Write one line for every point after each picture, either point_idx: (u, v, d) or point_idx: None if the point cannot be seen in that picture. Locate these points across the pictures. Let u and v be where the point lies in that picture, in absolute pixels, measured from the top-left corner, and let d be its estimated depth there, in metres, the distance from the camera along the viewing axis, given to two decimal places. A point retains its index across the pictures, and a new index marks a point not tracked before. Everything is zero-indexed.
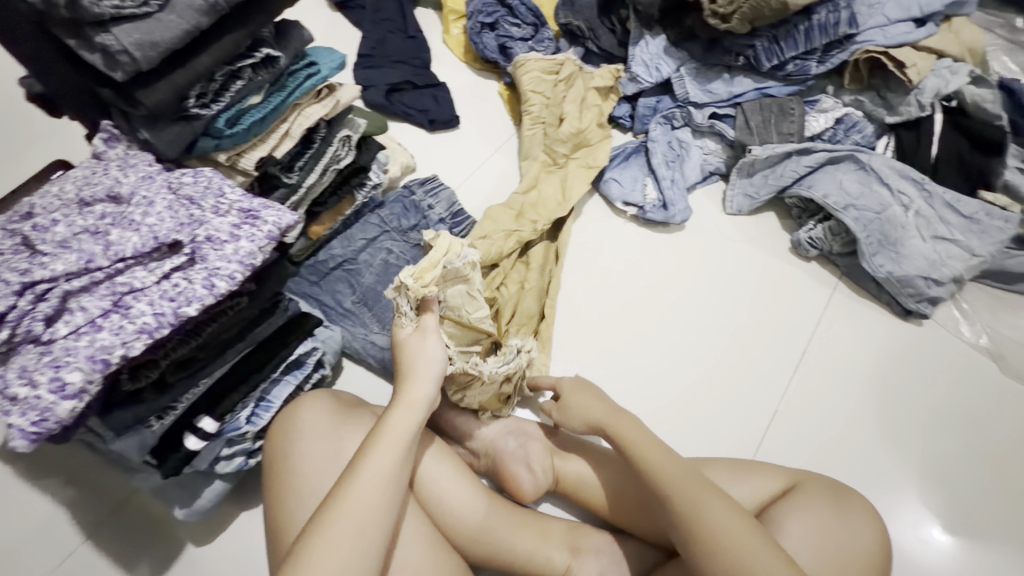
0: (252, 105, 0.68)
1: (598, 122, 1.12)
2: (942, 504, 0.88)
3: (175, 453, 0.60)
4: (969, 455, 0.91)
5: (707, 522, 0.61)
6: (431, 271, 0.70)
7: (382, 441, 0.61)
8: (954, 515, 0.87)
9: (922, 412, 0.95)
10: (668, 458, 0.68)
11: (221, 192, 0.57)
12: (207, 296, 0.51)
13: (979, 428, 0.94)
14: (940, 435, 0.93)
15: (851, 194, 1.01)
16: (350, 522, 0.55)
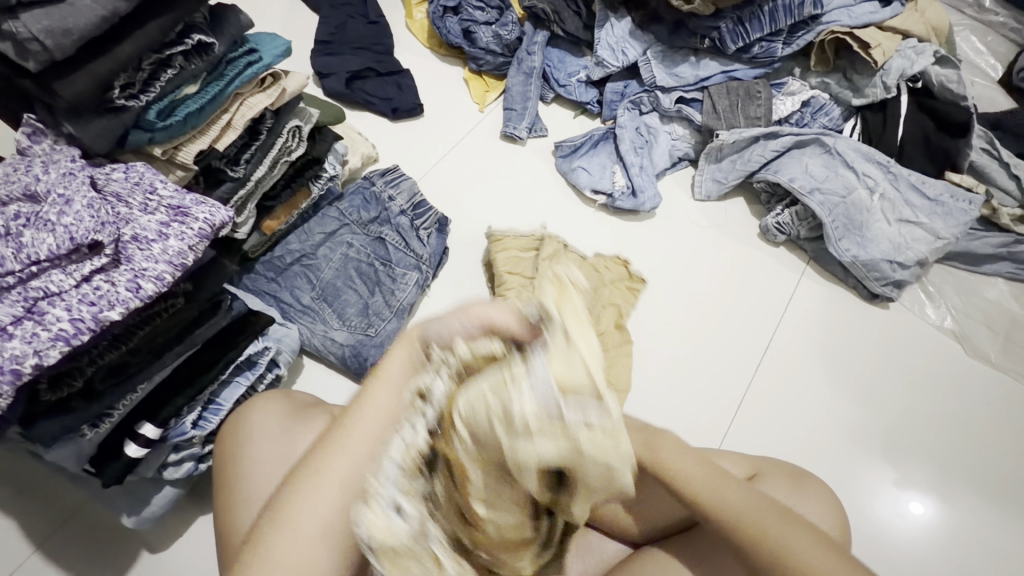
0: (187, 95, 0.65)
1: (615, 323, 0.93)
2: (921, 479, 0.89)
3: (116, 461, 0.58)
4: (945, 430, 0.93)
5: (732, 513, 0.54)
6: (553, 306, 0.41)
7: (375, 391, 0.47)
8: (926, 489, 0.88)
9: (901, 391, 0.96)
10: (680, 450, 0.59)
11: (151, 189, 0.55)
12: (131, 299, 0.49)
13: (956, 404, 0.95)
14: (918, 413, 0.94)
15: (817, 178, 1.00)
16: (327, 491, 0.44)
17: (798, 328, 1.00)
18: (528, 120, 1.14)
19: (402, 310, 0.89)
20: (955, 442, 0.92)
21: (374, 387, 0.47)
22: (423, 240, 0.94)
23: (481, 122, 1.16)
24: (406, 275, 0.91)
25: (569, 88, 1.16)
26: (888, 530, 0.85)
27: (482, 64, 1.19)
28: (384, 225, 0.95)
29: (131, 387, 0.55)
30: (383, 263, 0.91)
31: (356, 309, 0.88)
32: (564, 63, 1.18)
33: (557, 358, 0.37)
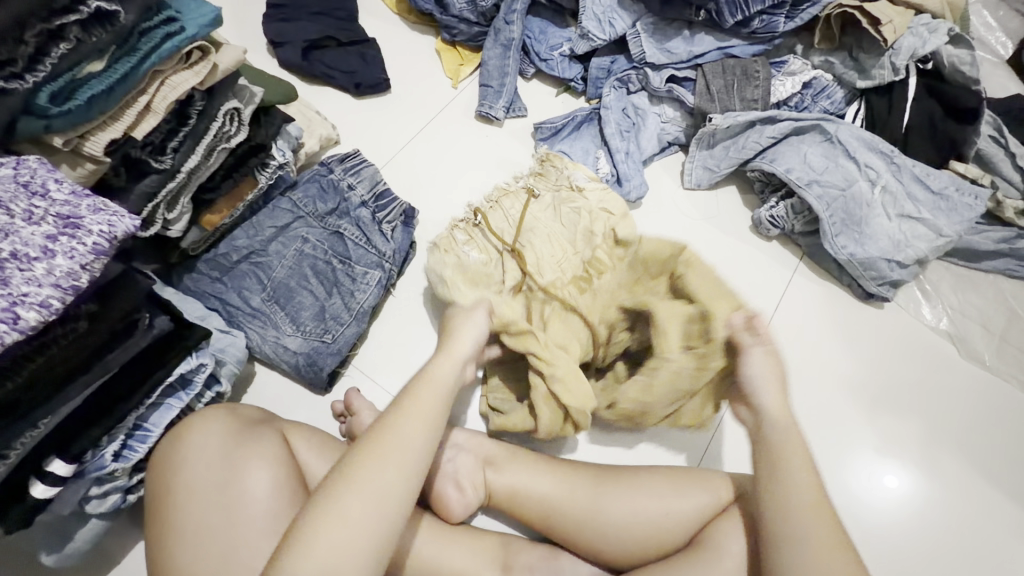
0: (89, 73, 0.55)
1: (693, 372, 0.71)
2: (907, 453, 0.88)
3: (18, 504, 0.51)
4: (948, 406, 0.91)
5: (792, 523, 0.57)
6: (545, 172, 0.90)
7: (419, 391, 0.58)
8: (908, 465, 0.87)
9: (903, 367, 0.93)
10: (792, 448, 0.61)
11: (40, 191, 0.46)
12: (8, 332, 0.41)
13: (963, 382, 0.93)
14: (920, 388, 0.92)
15: (815, 169, 0.93)
16: (392, 454, 0.52)
17: (796, 315, 0.96)
18: (505, 99, 1.04)
19: (363, 314, 0.81)
20: (956, 421, 0.90)
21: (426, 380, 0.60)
22: (387, 235, 0.85)
23: (455, 100, 1.06)
24: (368, 274, 0.83)
25: (551, 63, 1.06)
26: (861, 506, 0.84)
27: (455, 34, 1.08)
28: (343, 217, 0.86)
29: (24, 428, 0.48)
30: (343, 260, 0.83)
31: (312, 313, 0.80)
32: (546, 34, 1.07)
33: (550, 175, 0.90)
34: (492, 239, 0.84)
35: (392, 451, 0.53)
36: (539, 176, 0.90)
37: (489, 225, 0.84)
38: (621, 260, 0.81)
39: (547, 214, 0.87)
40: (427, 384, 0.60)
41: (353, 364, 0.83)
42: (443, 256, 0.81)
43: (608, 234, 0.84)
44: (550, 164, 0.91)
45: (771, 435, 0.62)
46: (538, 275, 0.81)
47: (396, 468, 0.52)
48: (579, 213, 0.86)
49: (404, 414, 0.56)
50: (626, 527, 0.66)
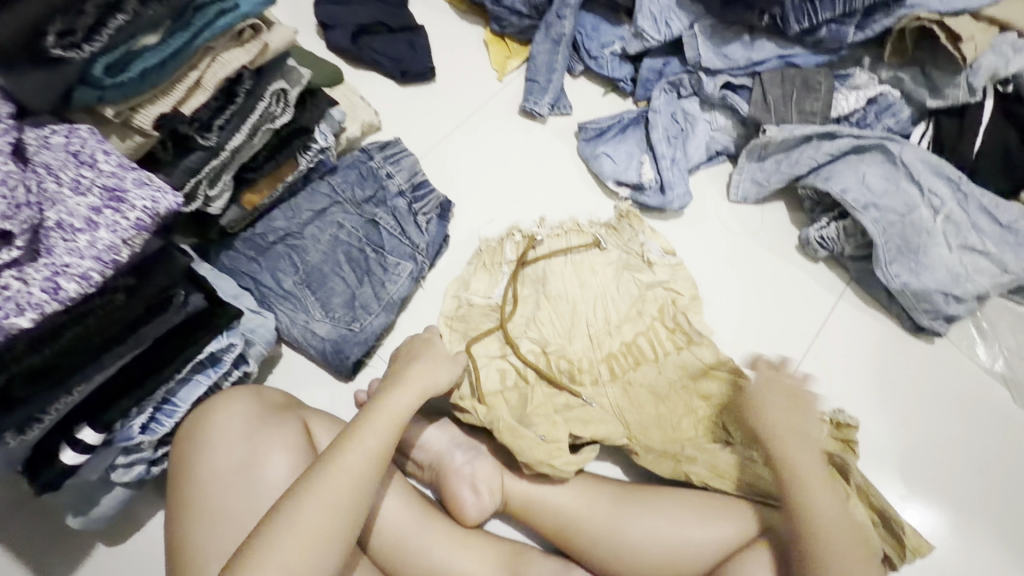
0: (144, 47, 0.55)
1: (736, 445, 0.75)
2: (938, 497, 0.83)
3: (49, 468, 0.52)
4: (989, 469, 0.84)
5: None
6: (621, 230, 0.92)
7: (372, 424, 0.59)
8: (939, 505, 0.83)
9: (947, 415, 0.87)
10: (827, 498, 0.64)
11: (89, 161, 0.47)
12: (48, 302, 0.41)
13: (1018, 447, 0.86)
14: (964, 438, 0.86)
15: (874, 191, 0.87)
16: (344, 473, 0.55)
17: (841, 341, 0.91)
18: (551, 95, 1.02)
19: (392, 305, 0.81)
20: (998, 480, 0.84)
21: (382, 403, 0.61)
22: (421, 227, 0.85)
23: (499, 94, 1.04)
24: (400, 265, 0.82)
25: (601, 62, 1.03)
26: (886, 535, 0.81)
27: (505, 26, 1.07)
28: (379, 206, 0.85)
29: (56, 397, 0.48)
30: (376, 250, 0.82)
31: (342, 300, 0.80)
32: (598, 31, 1.04)
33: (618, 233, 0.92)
34: (550, 248, 0.88)
35: (332, 490, 0.54)
36: (617, 233, 0.92)
37: (545, 249, 0.88)
38: (668, 321, 0.85)
39: (610, 252, 0.89)
40: (374, 416, 0.60)
41: (377, 355, 0.82)
42: (482, 265, 0.86)
43: (664, 294, 0.87)
44: (632, 222, 0.92)
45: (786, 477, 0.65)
46: (580, 295, 0.85)
47: (334, 508, 0.53)
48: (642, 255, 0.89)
49: (346, 450, 0.56)
50: (648, 552, 0.64)
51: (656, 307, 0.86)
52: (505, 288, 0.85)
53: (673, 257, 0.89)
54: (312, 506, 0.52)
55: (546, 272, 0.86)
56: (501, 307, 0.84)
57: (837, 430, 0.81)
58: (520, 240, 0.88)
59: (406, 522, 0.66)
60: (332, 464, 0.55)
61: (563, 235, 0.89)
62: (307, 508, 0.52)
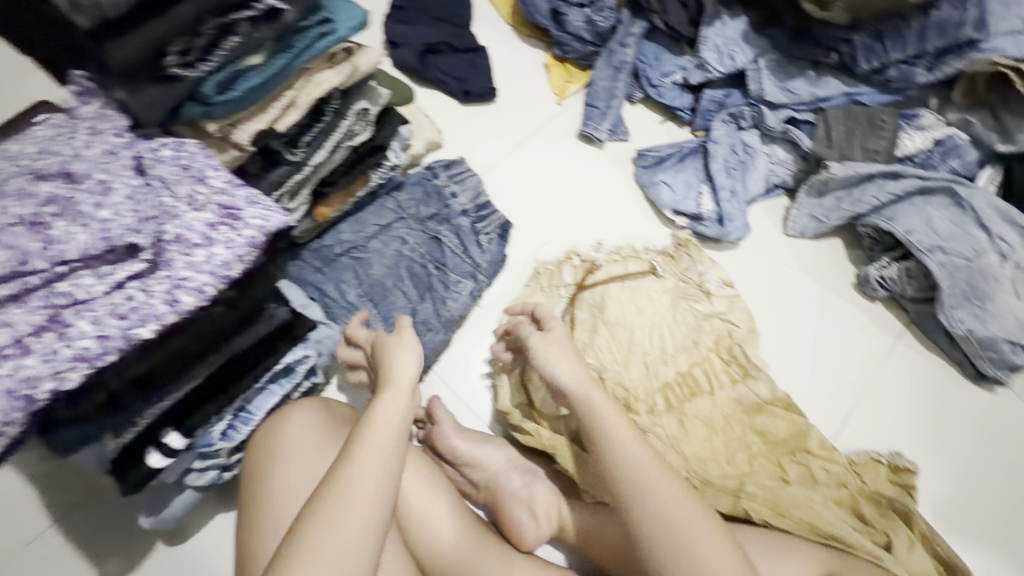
0: (250, 66, 0.56)
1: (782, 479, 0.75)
2: (997, 543, 0.81)
3: (135, 470, 0.53)
4: None
5: (677, 512, 0.60)
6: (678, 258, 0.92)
7: (372, 433, 0.56)
8: (999, 551, 0.80)
9: (966, 447, 0.86)
10: (628, 439, 0.63)
11: (200, 177, 0.48)
12: (167, 314, 0.42)
13: None
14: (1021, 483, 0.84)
15: (941, 234, 0.86)
16: (365, 484, 0.53)
17: (898, 382, 0.89)
18: (610, 121, 1.03)
19: (451, 323, 0.82)
20: None
21: (378, 409, 0.58)
22: (483, 247, 0.86)
23: (558, 118, 1.06)
24: (461, 283, 0.83)
25: (661, 90, 1.04)
26: None
27: (567, 51, 1.08)
28: (442, 224, 0.86)
29: (166, 397, 0.51)
30: (438, 266, 0.84)
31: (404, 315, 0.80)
32: (660, 60, 1.05)
33: (674, 261, 0.92)
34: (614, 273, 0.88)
35: (354, 510, 0.51)
36: (673, 261, 0.92)
37: (601, 274, 0.88)
38: (724, 352, 0.84)
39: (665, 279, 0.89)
40: (373, 424, 0.57)
41: (432, 370, 0.83)
42: (540, 291, 0.88)
43: (723, 328, 0.86)
44: (690, 252, 0.92)
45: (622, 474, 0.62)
46: (638, 320, 0.85)
47: (359, 522, 0.51)
48: (696, 284, 0.89)
49: (357, 462, 0.54)
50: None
51: (710, 338, 0.85)
52: (564, 312, 0.86)
53: (731, 289, 0.90)
54: (342, 528, 0.50)
55: (605, 299, 0.86)
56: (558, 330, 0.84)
57: (894, 474, 0.79)
58: (578, 265, 0.90)
59: (456, 546, 0.64)
60: (347, 478, 0.53)
61: (621, 261, 0.90)
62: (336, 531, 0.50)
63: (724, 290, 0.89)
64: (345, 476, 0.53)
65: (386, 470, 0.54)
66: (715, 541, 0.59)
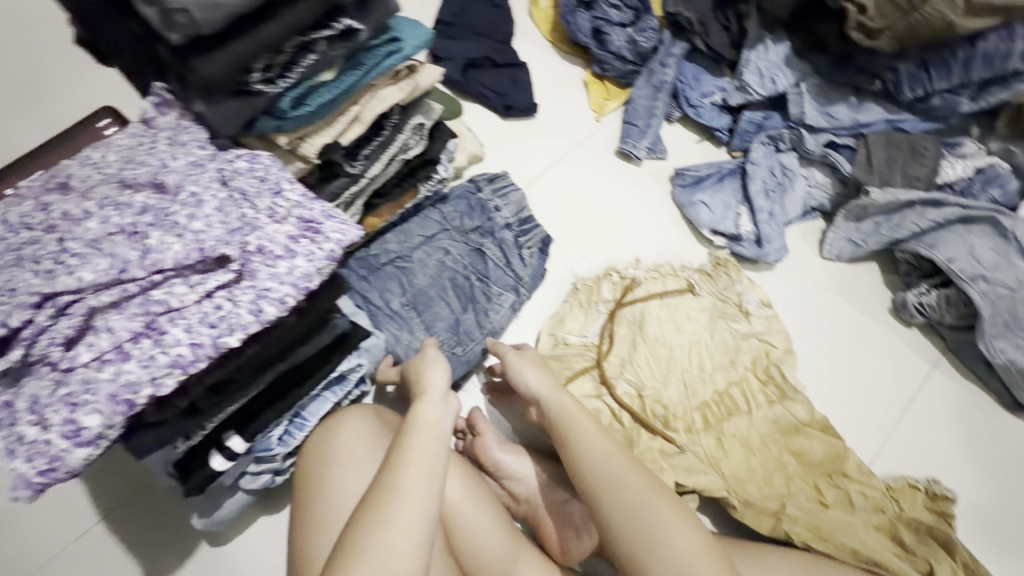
0: (321, 83, 0.58)
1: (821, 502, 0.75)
2: None
3: (199, 471, 0.55)
4: None
5: (632, 495, 0.60)
6: (716, 277, 0.93)
7: (415, 442, 0.57)
8: None
9: (965, 458, 0.86)
10: (585, 429, 0.64)
11: (277, 189, 0.49)
12: (252, 323, 0.43)
13: None
14: None
15: (983, 263, 0.86)
16: (414, 491, 0.53)
17: (934, 407, 0.89)
18: (648, 140, 1.04)
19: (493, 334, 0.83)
20: None
21: (417, 417, 0.60)
22: (525, 259, 0.87)
23: (596, 134, 1.07)
24: (502, 296, 0.84)
25: (699, 110, 1.06)
26: None
27: (607, 70, 1.09)
28: (486, 236, 0.87)
29: (241, 398, 0.51)
30: (479, 277, 0.84)
31: (446, 324, 0.81)
32: (699, 80, 1.06)
33: (712, 280, 0.92)
34: (653, 290, 0.89)
35: (406, 515, 0.52)
36: (711, 281, 0.92)
37: (639, 291, 0.89)
38: (762, 374, 0.84)
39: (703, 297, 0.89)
40: (415, 433, 0.58)
41: (472, 382, 0.84)
42: (578, 306, 0.88)
43: (761, 350, 0.86)
44: (728, 272, 0.93)
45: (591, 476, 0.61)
46: (677, 337, 0.85)
47: (411, 528, 0.51)
48: (734, 304, 0.90)
49: (404, 470, 0.55)
50: None
51: (748, 360, 0.85)
52: (603, 327, 0.87)
53: (769, 309, 0.90)
54: (393, 534, 0.50)
55: (645, 317, 0.86)
56: (597, 346, 0.85)
57: (932, 501, 0.79)
58: (618, 281, 0.91)
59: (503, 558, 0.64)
60: (394, 484, 0.53)
61: (660, 278, 0.90)
62: (390, 536, 0.50)
63: (761, 310, 0.90)
64: (393, 482, 0.54)
65: (431, 476, 0.55)
66: (676, 523, 0.59)
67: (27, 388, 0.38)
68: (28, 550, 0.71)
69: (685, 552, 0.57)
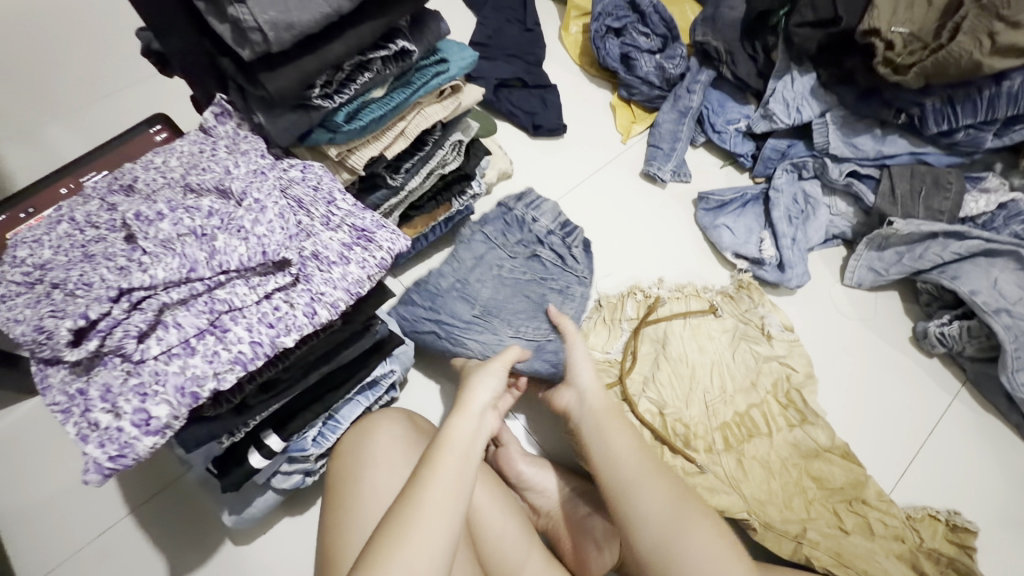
0: (373, 99, 0.61)
1: (839, 526, 0.75)
2: None
3: (237, 467, 0.56)
4: None
5: (654, 497, 0.58)
6: (738, 299, 0.94)
7: (444, 458, 0.52)
8: None
9: (987, 495, 0.85)
10: (619, 432, 0.63)
11: (331, 199, 0.52)
12: (307, 325, 0.45)
13: None
14: None
15: (1007, 297, 0.86)
16: (441, 509, 0.49)
17: (955, 440, 0.89)
18: (673, 163, 1.06)
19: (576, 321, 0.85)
20: None
21: (450, 433, 0.55)
22: (576, 257, 0.90)
23: (621, 156, 1.10)
24: (571, 288, 0.87)
25: (724, 136, 1.08)
26: None
27: (634, 93, 1.13)
28: (533, 246, 0.90)
29: (284, 397, 0.53)
30: (538, 282, 0.87)
31: (526, 317, 0.83)
32: (724, 107, 1.09)
33: (736, 302, 0.94)
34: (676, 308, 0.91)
35: (427, 537, 0.47)
36: (733, 304, 0.93)
37: (660, 312, 0.90)
38: (783, 397, 0.85)
39: (725, 320, 0.91)
40: (447, 449, 0.53)
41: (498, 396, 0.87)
42: (602, 323, 0.90)
43: (782, 372, 0.87)
44: (751, 295, 0.94)
45: (610, 477, 0.60)
46: (699, 356, 0.87)
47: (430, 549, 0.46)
48: (755, 326, 0.91)
49: (431, 485, 0.50)
50: None
51: (770, 385, 0.85)
52: (627, 344, 0.88)
53: (790, 333, 0.91)
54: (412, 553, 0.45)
55: (666, 337, 0.88)
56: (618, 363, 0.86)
57: (952, 533, 0.79)
58: (642, 300, 0.92)
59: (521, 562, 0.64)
60: (417, 500, 0.49)
61: (682, 297, 0.92)
62: (408, 558, 0.45)
63: (784, 335, 0.90)
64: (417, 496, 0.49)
65: (458, 495, 0.50)
66: (699, 527, 0.57)
67: (99, 377, 0.40)
68: (56, 541, 0.72)
69: (709, 558, 0.55)
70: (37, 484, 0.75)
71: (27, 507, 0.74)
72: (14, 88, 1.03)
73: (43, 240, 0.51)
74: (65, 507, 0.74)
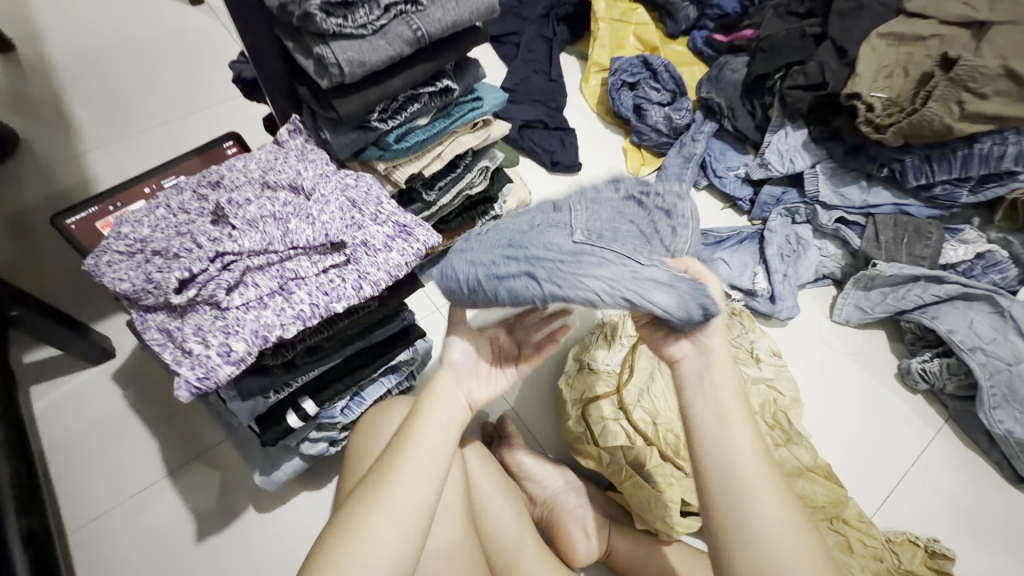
0: (418, 126, 0.74)
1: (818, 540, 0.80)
2: None
3: (276, 425, 0.65)
4: None
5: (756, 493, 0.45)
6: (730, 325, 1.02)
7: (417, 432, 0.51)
8: None
9: (965, 525, 0.89)
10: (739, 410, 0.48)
11: (379, 201, 0.63)
12: (354, 297, 0.56)
13: None
14: None
15: (982, 337, 0.92)
16: (409, 481, 0.48)
17: (936, 472, 0.93)
18: None
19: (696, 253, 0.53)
20: None
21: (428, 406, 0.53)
22: None
23: None
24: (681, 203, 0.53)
25: (725, 180, 1.19)
26: None
27: (644, 139, 1.25)
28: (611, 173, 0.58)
29: (326, 362, 0.63)
30: (633, 198, 0.53)
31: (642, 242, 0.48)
32: (725, 155, 1.21)
33: (730, 328, 1.01)
34: None
35: (395, 504, 0.47)
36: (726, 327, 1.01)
37: None
38: (768, 414, 0.91)
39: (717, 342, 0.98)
40: (421, 424, 0.51)
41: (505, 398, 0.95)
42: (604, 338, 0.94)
43: (769, 393, 0.94)
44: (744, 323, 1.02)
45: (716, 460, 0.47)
46: None
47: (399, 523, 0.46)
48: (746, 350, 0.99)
49: (404, 457, 0.49)
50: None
51: (757, 404, 0.92)
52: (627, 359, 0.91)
53: (778, 359, 0.98)
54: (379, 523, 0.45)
55: None
56: None
57: (931, 558, 0.82)
58: None
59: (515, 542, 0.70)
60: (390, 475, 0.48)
61: None
62: (383, 507, 0.46)
63: (773, 360, 0.98)
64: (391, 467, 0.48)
65: (433, 470, 0.49)
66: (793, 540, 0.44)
67: (192, 319, 0.51)
68: (100, 495, 0.81)
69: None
70: (90, 443, 0.84)
71: (78, 463, 0.83)
72: (104, 104, 1.20)
73: (143, 221, 0.61)
74: (110, 466, 0.83)
